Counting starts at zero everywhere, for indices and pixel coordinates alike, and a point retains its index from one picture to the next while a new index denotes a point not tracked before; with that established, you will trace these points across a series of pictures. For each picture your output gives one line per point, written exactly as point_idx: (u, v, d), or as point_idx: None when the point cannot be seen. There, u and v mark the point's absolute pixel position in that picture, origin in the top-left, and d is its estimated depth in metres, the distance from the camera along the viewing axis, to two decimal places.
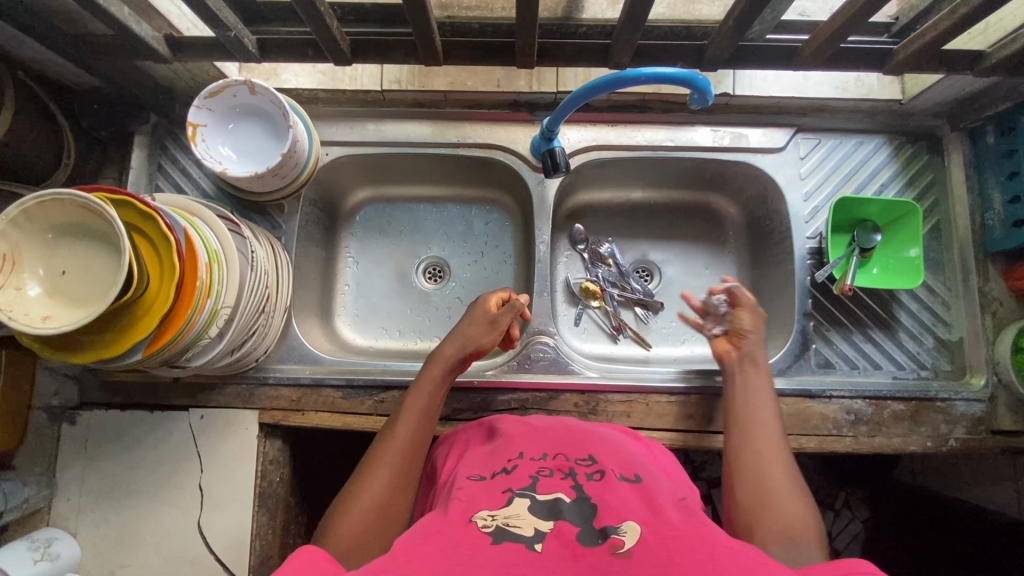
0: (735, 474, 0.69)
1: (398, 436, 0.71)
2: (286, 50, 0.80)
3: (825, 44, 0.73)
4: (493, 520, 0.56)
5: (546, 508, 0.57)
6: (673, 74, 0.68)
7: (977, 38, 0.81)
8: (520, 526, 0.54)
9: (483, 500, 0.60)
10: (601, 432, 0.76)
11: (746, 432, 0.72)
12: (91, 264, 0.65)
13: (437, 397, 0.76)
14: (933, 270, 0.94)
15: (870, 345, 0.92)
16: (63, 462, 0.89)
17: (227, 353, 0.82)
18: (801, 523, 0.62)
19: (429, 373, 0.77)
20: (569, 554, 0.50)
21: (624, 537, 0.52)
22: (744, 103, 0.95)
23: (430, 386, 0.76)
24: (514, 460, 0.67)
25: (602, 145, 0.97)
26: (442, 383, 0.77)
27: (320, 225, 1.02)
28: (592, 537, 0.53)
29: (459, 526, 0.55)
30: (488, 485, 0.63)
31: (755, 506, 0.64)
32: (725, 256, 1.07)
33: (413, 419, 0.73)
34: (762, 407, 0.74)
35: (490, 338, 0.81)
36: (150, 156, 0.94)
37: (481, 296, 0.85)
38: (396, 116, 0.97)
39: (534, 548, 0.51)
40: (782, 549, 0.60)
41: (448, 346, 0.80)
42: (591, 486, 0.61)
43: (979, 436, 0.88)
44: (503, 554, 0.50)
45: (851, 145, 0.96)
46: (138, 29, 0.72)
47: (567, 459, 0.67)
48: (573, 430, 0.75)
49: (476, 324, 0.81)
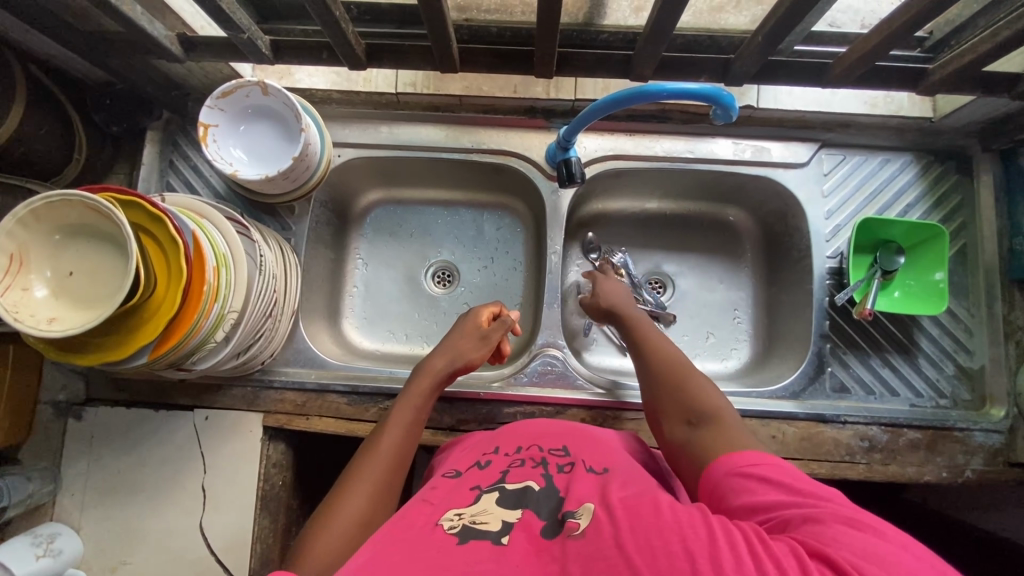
0: (645, 387, 0.73)
1: (383, 449, 0.68)
2: (301, 53, 0.78)
3: (857, 62, 0.70)
4: (460, 519, 0.54)
5: (512, 498, 0.58)
6: (697, 89, 0.66)
7: (1016, 59, 0.77)
8: (487, 522, 0.54)
9: (454, 499, 0.59)
10: (586, 429, 0.74)
11: (640, 350, 0.77)
12: (99, 265, 0.65)
13: (423, 411, 0.74)
14: (957, 295, 0.91)
15: (887, 369, 0.89)
16: (67, 458, 0.89)
17: (233, 357, 0.81)
18: (704, 403, 0.66)
19: (416, 385, 0.75)
20: (532, 548, 0.51)
21: (580, 519, 0.53)
22: (768, 117, 0.92)
23: (417, 400, 0.74)
24: (488, 456, 0.68)
25: (619, 155, 0.95)
26: (427, 399, 0.76)
27: (330, 227, 1.01)
28: (552, 527, 0.54)
29: (426, 528, 0.53)
30: (460, 480, 0.63)
31: (662, 410, 0.69)
32: (741, 271, 1.05)
33: (399, 433, 0.70)
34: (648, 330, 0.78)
35: (479, 353, 0.81)
36: (162, 152, 0.94)
37: (474, 309, 0.86)
38: (410, 119, 0.95)
39: (500, 541, 0.51)
40: (688, 428, 0.65)
41: (438, 359, 0.79)
42: (560, 479, 0.61)
43: (997, 468, 0.85)
44: (468, 553, 0.49)
45: (877, 162, 0.94)
46: (151, 28, 0.70)
47: (541, 450, 0.67)
48: (551, 426, 0.74)
49: (468, 338, 0.81)
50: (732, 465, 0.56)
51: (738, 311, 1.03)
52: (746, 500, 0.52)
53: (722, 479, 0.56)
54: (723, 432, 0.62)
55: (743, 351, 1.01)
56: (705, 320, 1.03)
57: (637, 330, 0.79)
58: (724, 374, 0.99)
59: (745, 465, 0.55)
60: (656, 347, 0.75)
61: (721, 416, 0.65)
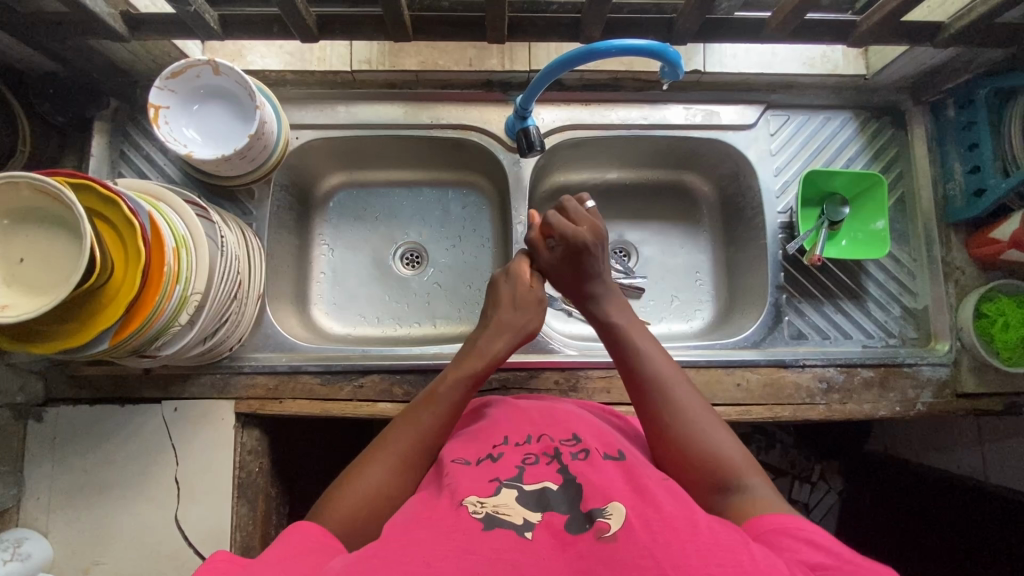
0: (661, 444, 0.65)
1: (416, 425, 0.67)
2: (250, 28, 0.78)
3: (791, 16, 0.74)
4: (483, 506, 0.54)
5: (534, 499, 0.56)
6: (643, 46, 0.68)
7: (937, 10, 0.83)
8: (510, 514, 0.53)
9: (473, 486, 0.58)
10: (581, 412, 0.74)
11: (643, 381, 0.69)
12: (48, 250, 0.63)
13: (471, 395, 0.71)
14: (898, 241, 0.97)
15: (840, 315, 0.94)
16: (30, 461, 0.86)
17: (200, 341, 0.80)
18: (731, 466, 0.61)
19: (467, 365, 0.72)
20: (557, 544, 0.50)
21: (609, 520, 0.51)
22: (715, 81, 0.96)
23: (465, 382, 0.71)
24: (499, 448, 0.65)
25: (576, 124, 0.97)
26: (476, 380, 0.72)
27: (293, 212, 1.00)
28: (578, 523, 0.52)
29: (450, 512, 0.54)
30: (475, 472, 0.60)
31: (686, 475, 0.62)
32: (700, 234, 1.08)
33: (438, 417, 0.68)
34: (663, 372, 0.69)
35: (535, 324, 0.78)
36: (112, 143, 0.91)
37: (513, 267, 0.82)
38: (367, 97, 0.96)
39: (524, 534, 0.51)
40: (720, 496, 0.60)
41: (494, 341, 0.75)
42: (577, 468, 0.60)
43: (945, 400, 0.91)
44: (494, 539, 0.50)
45: (819, 120, 0.98)
46: (93, 4, 0.70)
47: (552, 440, 0.65)
48: (558, 411, 0.72)
49: (524, 307, 0.78)
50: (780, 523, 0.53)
51: (700, 273, 1.06)
52: (793, 555, 0.49)
53: (768, 534, 0.52)
54: (760, 497, 0.58)
55: (707, 311, 1.04)
56: (670, 284, 1.06)
57: (639, 354, 0.70)
58: (690, 333, 1.02)
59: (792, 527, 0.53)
60: (668, 383, 0.68)
61: (751, 475, 0.60)
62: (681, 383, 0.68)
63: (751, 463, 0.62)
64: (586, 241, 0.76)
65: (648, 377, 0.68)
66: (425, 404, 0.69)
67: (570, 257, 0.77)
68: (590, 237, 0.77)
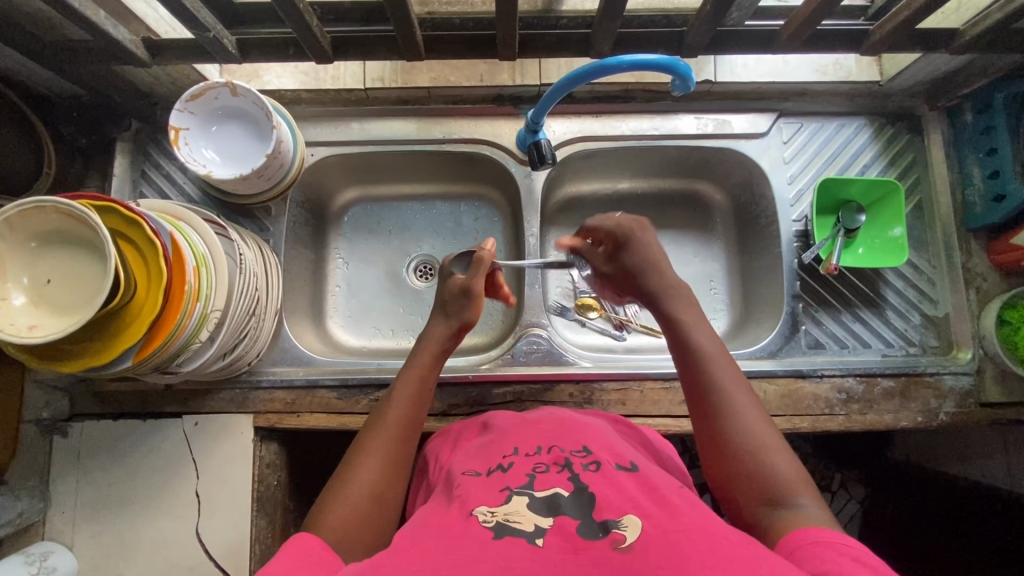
0: (715, 450, 0.64)
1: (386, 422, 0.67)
2: (267, 50, 0.80)
3: (801, 27, 0.74)
4: (493, 515, 0.55)
5: (545, 505, 0.56)
6: (653, 61, 0.69)
7: (951, 16, 0.83)
8: (521, 522, 0.53)
9: (484, 495, 0.58)
10: (593, 423, 0.74)
11: (703, 385, 0.66)
12: (77, 272, 0.64)
13: (429, 386, 0.72)
14: (917, 248, 0.95)
15: (857, 323, 0.94)
16: (56, 475, 0.88)
17: (219, 357, 0.81)
18: (783, 484, 0.59)
19: (418, 359, 0.73)
20: (570, 548, 0.50)
21: (624, 531, 0.51)
22: (726, 90, 0.96)
23: (421, 371, 0.72)
24: (509, 458, 0.65)
25: (587, 136, 0.97)
26: (430, 373, 0.73)
27: (308, 227, 1.02)
28: (592, 530, 0.52)
29: (460, 521, 0.54)
30: (486, 483, 0.60)
31: (735, 485, 0.61)
32: (713, 243, 1.08)
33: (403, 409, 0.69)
34: (730, 381, 0.66)
35: (471, 308, 0.76)
36: (134, 164, 0.94)
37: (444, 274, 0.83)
38: (381, 114, 0.97)
39: (535, 542, 0.51)
40: (767, 509, 0.58)
41: (437, 331, 0.76)
42: (588, 477, 0.59)
43: (968, 409, 0.89)
44: (506, 547, 0.50)
45: (833, 127, 0.98)
46: (116, 32, 0.72)
47: (562, 451, 0.65)
48: (569, 422, 0.72)
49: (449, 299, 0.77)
50: (819, 538, 0.52)
51: (714, 282, 1.06)
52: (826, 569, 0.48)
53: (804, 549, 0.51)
54: (811, 516, 0.56)
55: (722, 320, 1.04)
56: None
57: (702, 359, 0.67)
58: None
59: (834, 543, 0.51)
60: (727, 390, 0.65)
61: (802, 493, 0.58)
62: (740, 391, 0.65)
63: (804, 479, 0.59)
64: (628, 234, 0.78)
65: (706, 382, 0.66)
66: (388, 401, 0.70)
67: (614, 249, 0.79)
68: (634, 228, 0.78)
